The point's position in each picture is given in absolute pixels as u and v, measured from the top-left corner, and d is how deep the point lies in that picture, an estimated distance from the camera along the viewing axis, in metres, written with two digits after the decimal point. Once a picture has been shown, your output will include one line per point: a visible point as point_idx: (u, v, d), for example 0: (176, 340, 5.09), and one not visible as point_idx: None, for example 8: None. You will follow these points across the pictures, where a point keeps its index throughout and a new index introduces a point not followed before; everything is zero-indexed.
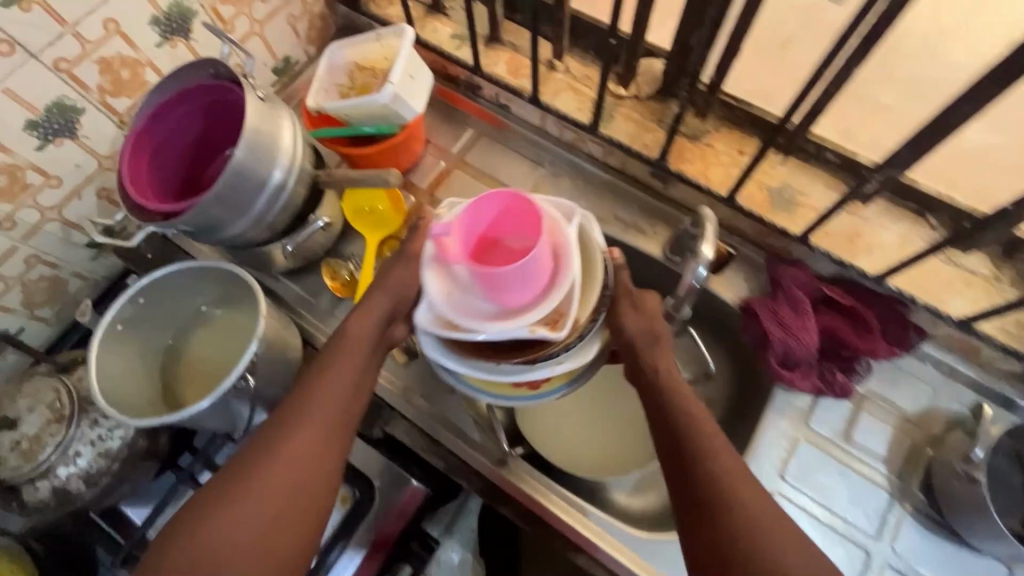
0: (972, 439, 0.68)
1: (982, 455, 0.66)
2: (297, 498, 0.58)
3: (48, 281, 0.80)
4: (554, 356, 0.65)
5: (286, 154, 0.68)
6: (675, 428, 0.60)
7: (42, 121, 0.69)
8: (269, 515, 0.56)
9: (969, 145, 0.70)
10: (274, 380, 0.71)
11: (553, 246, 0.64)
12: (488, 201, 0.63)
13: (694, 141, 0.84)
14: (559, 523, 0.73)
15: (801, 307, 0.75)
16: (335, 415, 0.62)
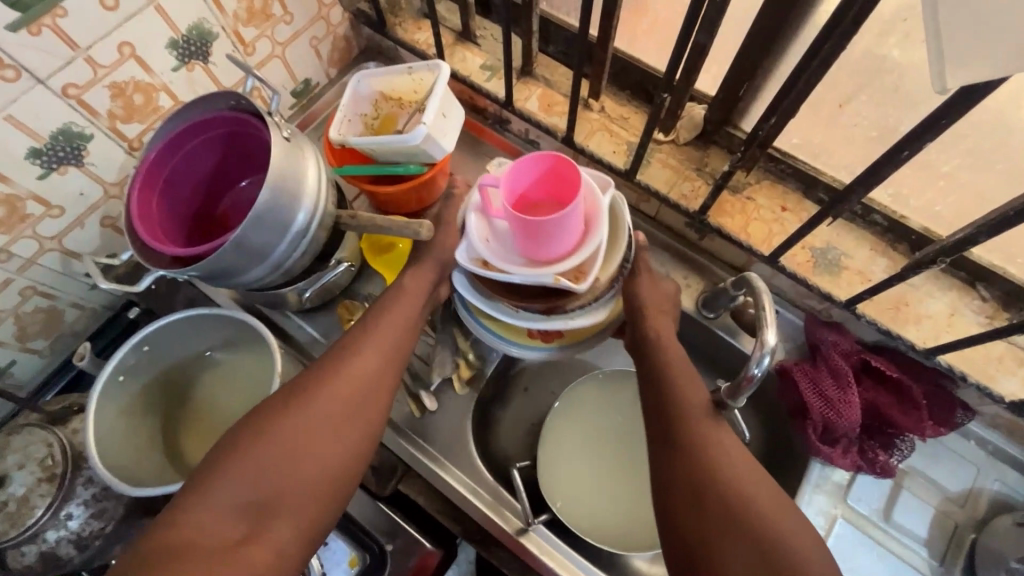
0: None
1: None
2: (336, 446, 0.56)
3: (44, 312, 0.75)
4: (569, 312, 0.67)
5: (311, 197, 0.64)
6: (675, 417, 0.59)
7: (46, 149, 0.64)
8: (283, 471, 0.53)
9: None
10: None
11: (586, 213, 0.64)
12: (530, 162, 0.63)
13: (734, 194, 0.79)
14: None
15: (844, 379, 0.71)
16: (377, 368, 0.60)
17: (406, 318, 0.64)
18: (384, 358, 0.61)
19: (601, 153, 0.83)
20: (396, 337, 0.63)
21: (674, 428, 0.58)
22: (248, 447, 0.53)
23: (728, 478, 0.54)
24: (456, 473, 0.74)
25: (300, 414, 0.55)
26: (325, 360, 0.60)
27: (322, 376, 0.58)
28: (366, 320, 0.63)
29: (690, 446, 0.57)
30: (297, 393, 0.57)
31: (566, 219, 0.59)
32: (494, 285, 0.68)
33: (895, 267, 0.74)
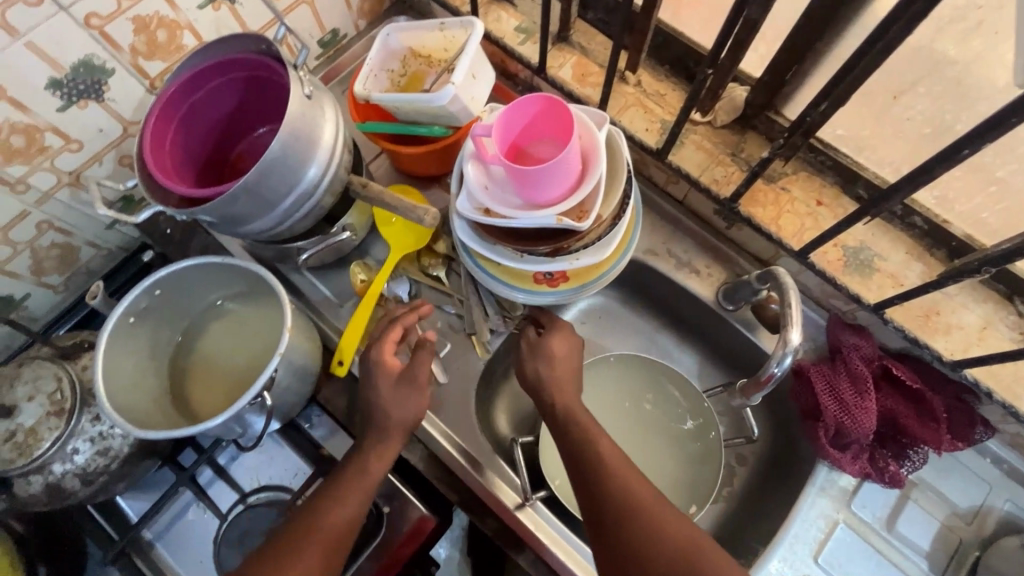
0: None
1: None
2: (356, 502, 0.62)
3: (60, 248, 0.75)
4: (573, 252, 0.67)
5: (325, 150, 0.62)
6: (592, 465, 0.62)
7: (67, 80, 0.62)
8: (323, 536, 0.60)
9: None
10: (292, 389, 0.67)
11: (583, 149, 0.64)
12: (524, 103, 0.63)
13: (769, 184, 0.75)
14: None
15: (862, 384, 0.69)
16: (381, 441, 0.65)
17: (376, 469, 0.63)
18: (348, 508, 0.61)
19: (633, 130, 0.79)
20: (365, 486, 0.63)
21: (602, 486, 0.60)
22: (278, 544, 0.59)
23: (660, 528, 0.57)
24: (457, 442, 0.74)
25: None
26: (295, 524, 0.61)
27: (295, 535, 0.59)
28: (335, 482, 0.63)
29: (614, 490, 0.60)
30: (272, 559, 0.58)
31: (565, 158, 0.60)
32: (496, 230, 0.67)
33: (930, 274, 0.71)
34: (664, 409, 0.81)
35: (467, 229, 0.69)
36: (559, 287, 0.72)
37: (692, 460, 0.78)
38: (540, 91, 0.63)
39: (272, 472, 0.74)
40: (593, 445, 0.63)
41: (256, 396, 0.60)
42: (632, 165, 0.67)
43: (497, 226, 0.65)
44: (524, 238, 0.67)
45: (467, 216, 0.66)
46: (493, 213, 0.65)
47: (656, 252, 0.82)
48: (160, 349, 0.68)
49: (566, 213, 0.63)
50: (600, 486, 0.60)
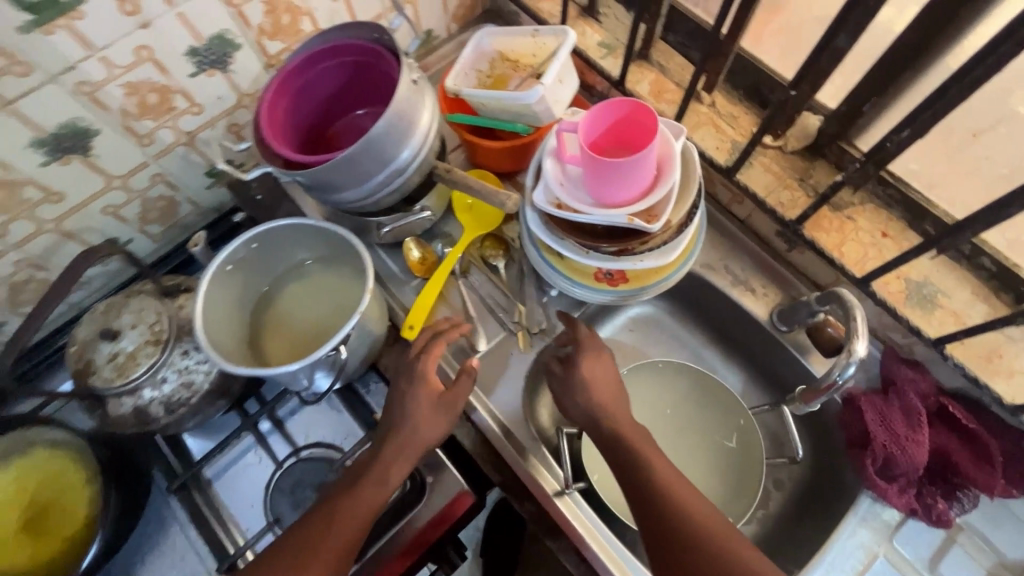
0: None
1: None
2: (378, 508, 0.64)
3: (165, 201, 0.82)
4: (638, 253, 0.70)
5: (421, 134, 0.67)
6: (635, 469, 0.64)
7: (202, 50, 0.69)
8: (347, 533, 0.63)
9: None
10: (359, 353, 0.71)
11: (658, 158, 0.68)
12: (607, 108, 0.67)
13: (835, 211, 0.77)
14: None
15: (915, 418, 0.69)
16: (408, 452, 0.66)
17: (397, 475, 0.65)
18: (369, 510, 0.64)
19: (704, 147, 0.82)
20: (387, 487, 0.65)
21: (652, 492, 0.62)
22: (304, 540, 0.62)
23: (705, 529, 0.59)
24: (504, 424, 0.77)
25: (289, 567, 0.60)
26: (315, 519, 0.64)
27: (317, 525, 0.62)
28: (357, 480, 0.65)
29: (660, 490, 0.62)
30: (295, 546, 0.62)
31: (643, 163, 0.64)
32: (565, 224, 0.71)
33: (995, 316, 0.70)
34: (707, 423, 0.82)
35: (537, 221, 0.73)
36: (617, 287, 0.75)
37: (731, 477, 0.79)
38: (624, 98, 0.66)
39: (326, 431, 0.78)
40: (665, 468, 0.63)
41: (334, 350, 0.65)
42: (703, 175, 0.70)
43: (569, 219, 0.69)
44: (591, 234, 0.71)
45: (540, 208, 0.70)
46: (566, 207, 0.69)
47: (714, 267, 0.84)
48: (248, 299, 0.74)
49: (636, 214, 0.66)
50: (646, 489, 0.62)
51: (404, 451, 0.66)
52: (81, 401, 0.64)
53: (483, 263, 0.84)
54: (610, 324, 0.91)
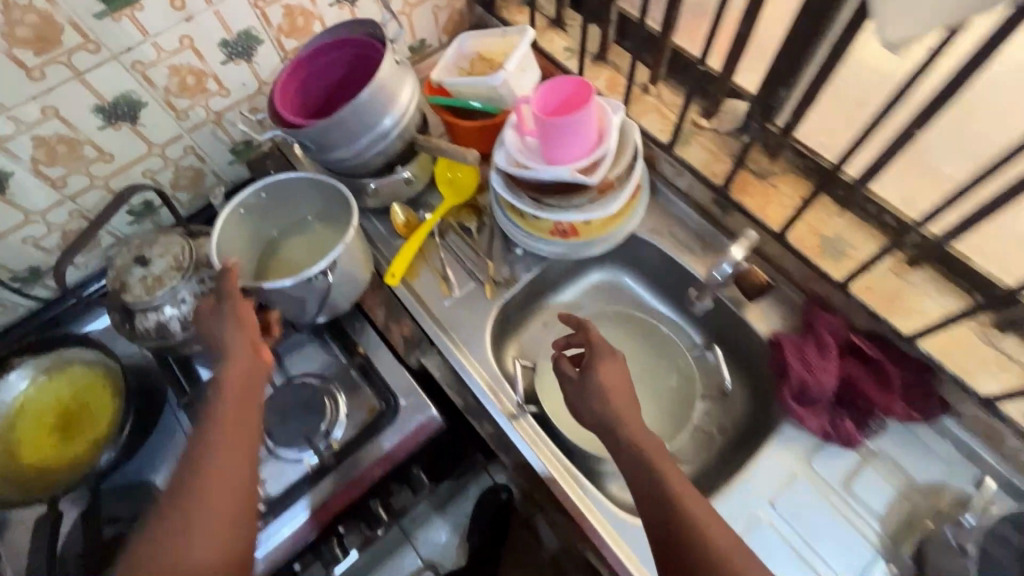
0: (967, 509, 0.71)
1: (974, 523, 0.69)
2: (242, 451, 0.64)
3: (193, 171, 0.98)
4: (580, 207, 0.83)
5: (402, 105, 0.82)
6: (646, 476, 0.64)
7: (232, 42, 0.86)
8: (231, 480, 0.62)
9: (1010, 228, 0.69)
10: (344, 289, 0.84)
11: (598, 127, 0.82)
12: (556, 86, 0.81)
13: (759, 179, 0.89)
14: (605, 551, 0.75)
15: (827, 350, 0.78)
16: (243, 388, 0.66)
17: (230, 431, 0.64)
18: (227, 481, 0.61)
19: (649, 129, 0.96)
20: (239, 450, 0.63)
21: (669, 519, 0.61)
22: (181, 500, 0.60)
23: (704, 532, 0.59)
24: (467, 359, 0.87)
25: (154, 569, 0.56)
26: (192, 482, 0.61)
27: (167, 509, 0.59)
28: (196, 451, 0.62)
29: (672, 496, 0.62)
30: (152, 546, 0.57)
31: (582, 127, 0.77)
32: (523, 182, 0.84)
33: (896, 264, 0.80)
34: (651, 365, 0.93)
35: (500, 182, 0.87)
36: (568, 240, 0.88)
37: (665, 409, 0.89)
38: (570, 77, 0.80)
39: (320, 363, 0.90)
40: (681, 484, 0.63)
41: (325, 276, 0.78)
42: (640, 143, 0.84)
43: (524, 177, 0.82)
44: (544, 191, 0.84)
45: (502, 168, 0.84)
46: (522, 167, 0.82)
47: (660, 232, 0.96)
48: (258, 244, 0.89)
49: (578, 170, 0.80)
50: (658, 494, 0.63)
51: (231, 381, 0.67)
52: (115, 315, 0.77)
53: (458, 227, 0.96)
54: (570, 287, 1.03)
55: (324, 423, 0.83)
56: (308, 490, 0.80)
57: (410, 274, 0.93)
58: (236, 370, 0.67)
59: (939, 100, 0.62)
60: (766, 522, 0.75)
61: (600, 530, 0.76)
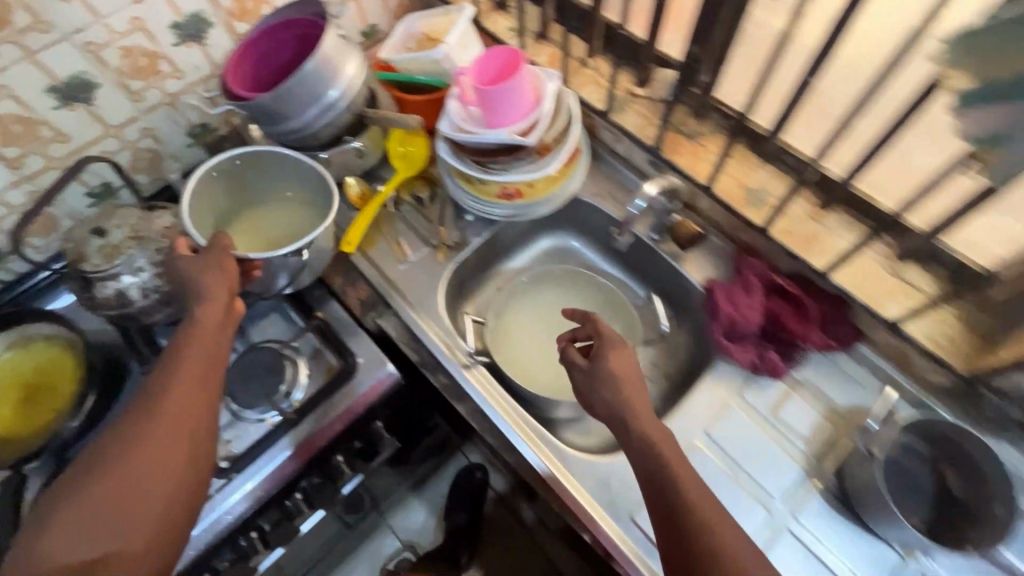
0: (880, 420, 0.77)
1: (877, 427, 0.76)
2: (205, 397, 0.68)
3: (151, 154, 1.01)
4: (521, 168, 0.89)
5: (348, 78, 0.86)
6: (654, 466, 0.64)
7: (183, 24, 0.89)
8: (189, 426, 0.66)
9: (913, 163, 0.72)
10: (313, 264, 0.87)
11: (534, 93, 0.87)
12: (493, 56, 0.86)
13: (688, 140, 0.95)
14: (603, 538, 0.77)
15: (751, 289, 0.84)
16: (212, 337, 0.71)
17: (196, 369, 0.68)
18: (190, 415, 0.66)
19: (588, 98, 1.01)
20: (203, 389, 0.68)
21: (678, 516, 0.60)
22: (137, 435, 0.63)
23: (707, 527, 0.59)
24: (421, 319, 0.91)
25: (106, 484, 0.60)
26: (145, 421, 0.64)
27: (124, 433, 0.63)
28: (160, 384, 0.66)
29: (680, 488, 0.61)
30: (107, 465, 0.61)
31: (516, 91, 0.83)
32: (466, 147, 0.90)
33: (813, 208, 0.86)
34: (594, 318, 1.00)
35: (446, 150, 0.92)
36: (513, 202, 0.93)
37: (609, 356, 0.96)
38: (506, 47, 0.86)
39: (279, 330, 0.92)
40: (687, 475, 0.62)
41: (297, 254, 0.82)
42: (574, 107, 0.89)
43: (466, 141, 0.87)
44: (486, 154, 0.89)
45: (446, 135, 0.89)
46: (464, 132, 0.87)
47: (602, 195, 1.01)
48: (223, 209, 0.91)
49: (516, 133, 0.85)
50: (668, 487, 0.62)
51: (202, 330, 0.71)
52: (75, 285, 0.80)
53: (412, 198, 1.01)
54: (523, 255, 1.08)
55: (283, 385, 0.85)
56: (271, 446, 0.82)
57: (368, 243, 0.98)
58: (209, 315, 0.71)
59: (826, 48, 0.69)
60: (702, 448, 0.81)
61: (548, 465, 0.81)
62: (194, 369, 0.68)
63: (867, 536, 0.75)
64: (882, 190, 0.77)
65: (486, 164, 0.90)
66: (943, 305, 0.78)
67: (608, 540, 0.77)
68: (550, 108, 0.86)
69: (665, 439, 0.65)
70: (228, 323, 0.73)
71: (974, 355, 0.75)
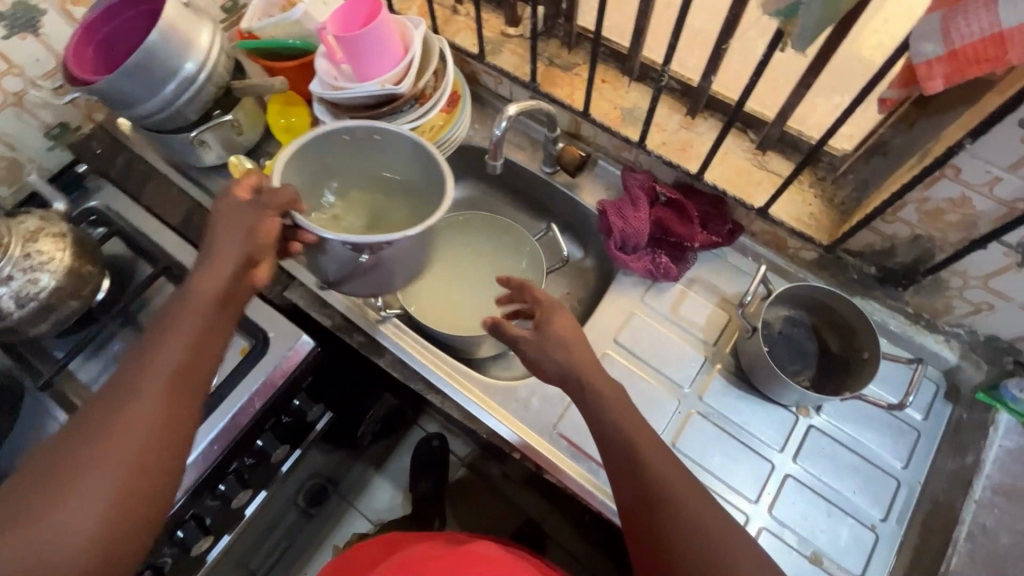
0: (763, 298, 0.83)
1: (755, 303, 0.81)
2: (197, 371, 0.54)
3: (7, 162, 0.95)
4: (402, 119, 0.88)
5: (201, 51, 0.83)
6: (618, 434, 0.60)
7: (9, 14, 0.83)
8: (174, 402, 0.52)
9: (737, 62, 0.89)
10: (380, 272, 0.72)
11: (402, 41, 0.86)
12: (354, 6, 0.84)
13: (564, 71, 0.98)
14: (572, 484, 0.80)
15: (638, 202, 0.88)
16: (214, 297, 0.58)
17: (182, 359, 0.54)
18: (173, 416, 0.51)
19: (462, 44, 1.02)
20: (189, 388, 0.53)
21: (640, 492, 0.57)
22: (109, 411, 0.49)
23: (675, 513, 0.55)
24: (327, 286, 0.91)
25: (53, 512, 0.45)
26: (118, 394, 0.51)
27: (74, 442, 0.48)
28: (141, 360, 0.53)
29: (645, 462, 0.57)
30: (46, 490, 0.46)
31: (382, 39, 0.81)
32: (343, 105, 0.88)
33: (682, 118, 0.91)
34: (502, 259, 1.03)
35: (324, 111, 0.90)
36: None
37: None
38: None
39: None
40: (651, 452, 0.58)
41: (356, 254, 0.68)
42: (446, 52, 0.90)
43: (340, 98, 0.85)
44: (364, 109, 0.88)
45: (319, 95, 0.87)
46: (337, 89, 0.85)
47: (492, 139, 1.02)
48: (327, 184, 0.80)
49: (388, 82, 0.84)
50: (630, 465, 0.58)
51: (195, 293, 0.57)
52: None
53: None
54: None
55: None
56: None
57: None
58: (207, 288, 0.58)
59: None
60: (611, 357, 0.86)
61: (469, 397, 0.85)
62: (178, 362, 0.53)
63: (767, 405, 0.82)
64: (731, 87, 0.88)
65: (367, 120, 0.88)
66: (804, 187, 0.85)
67: (580, 488, 0.79)
68: (420, 53, 0.86)
69: (621, 406, 0.61)
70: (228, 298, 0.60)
71: (834, 228, 0.83)
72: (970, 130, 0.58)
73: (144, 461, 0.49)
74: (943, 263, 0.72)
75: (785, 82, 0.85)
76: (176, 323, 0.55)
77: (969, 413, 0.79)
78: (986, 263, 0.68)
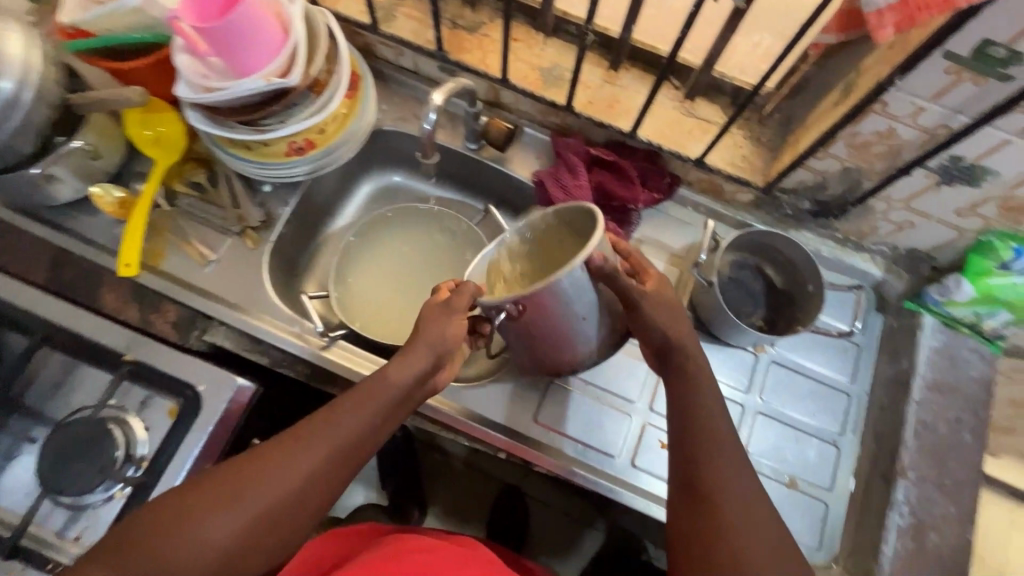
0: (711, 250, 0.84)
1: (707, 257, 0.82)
2: (345, 461, 0.59)
3: None
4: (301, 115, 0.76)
5: (15, 64, 0.64)
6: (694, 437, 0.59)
7: None
8: (312, 487, 0.57)
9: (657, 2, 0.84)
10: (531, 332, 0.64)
11: (279, 20, 0.72)
12: None
13: (471, 33, 0.88)
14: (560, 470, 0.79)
15: (575, 169, 0.84)
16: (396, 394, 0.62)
17: (333, 448, 0.58)
18: (304, 498, 0.57)
19: (348, 13, 0.88)
20: (333, 477, 0.59)
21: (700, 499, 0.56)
22: (257, 470, 0.56)
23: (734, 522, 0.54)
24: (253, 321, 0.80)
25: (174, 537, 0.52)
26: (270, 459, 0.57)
27: (219, 483, 0.55)
28: (307, 436, 0.58)
29: (713, 471, 0.57)
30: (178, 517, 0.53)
31: (254, 23, 0.67)
32: (223, 107, 0.74)
33: (605, 73, 0.86)
34: (441, 248, 0.96)
35: (200, 117, 0.75)
36: (307, 156, 0.81)
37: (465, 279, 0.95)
38: None
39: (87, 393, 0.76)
40: (719, 464, 0.57)
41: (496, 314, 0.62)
42: (334, 28, 0.77)
43: (218, 101, 0.71)
44: (251, 109, 0.74)
45: (190, 100, 0.72)
46: (211, 90, 0.71)
47: (404, 120, 0.92)
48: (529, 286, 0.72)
49: (274, 75, 0.70)
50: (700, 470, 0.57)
51: (387, 380, 0.62)
52: None
53: (188, 187, 0.85)
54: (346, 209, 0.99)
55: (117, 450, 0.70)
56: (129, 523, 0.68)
57: (154, 258, 0.81)
58: (398, 385, 0.62)
59: None
60: None
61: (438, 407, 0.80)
62: (331, 450, 0.58)
63: (728, 350, 0.85)
64: (651, 34, 0.84)
65: (257, 122, 0.75)
66: (735, 130, 0.84)
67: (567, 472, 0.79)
68: (304, 33, 0.72)
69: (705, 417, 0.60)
70: (406, 395, 0.64)
71: (767, 168, 0.83)
72: (899, 66, 0.59)
73: (253, 533, 0.54)
74: (871, 190, 0.75)
75: (703, 23, 0.82)
76: (348, 409, 0.60)
77: (898, 319, 0.86)
78: (910, 186, 0.72)
